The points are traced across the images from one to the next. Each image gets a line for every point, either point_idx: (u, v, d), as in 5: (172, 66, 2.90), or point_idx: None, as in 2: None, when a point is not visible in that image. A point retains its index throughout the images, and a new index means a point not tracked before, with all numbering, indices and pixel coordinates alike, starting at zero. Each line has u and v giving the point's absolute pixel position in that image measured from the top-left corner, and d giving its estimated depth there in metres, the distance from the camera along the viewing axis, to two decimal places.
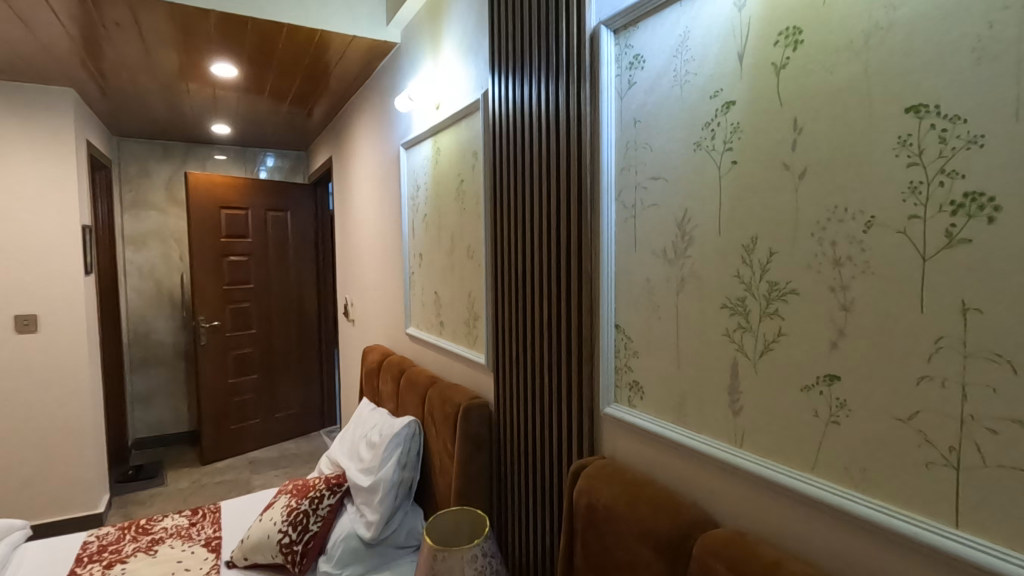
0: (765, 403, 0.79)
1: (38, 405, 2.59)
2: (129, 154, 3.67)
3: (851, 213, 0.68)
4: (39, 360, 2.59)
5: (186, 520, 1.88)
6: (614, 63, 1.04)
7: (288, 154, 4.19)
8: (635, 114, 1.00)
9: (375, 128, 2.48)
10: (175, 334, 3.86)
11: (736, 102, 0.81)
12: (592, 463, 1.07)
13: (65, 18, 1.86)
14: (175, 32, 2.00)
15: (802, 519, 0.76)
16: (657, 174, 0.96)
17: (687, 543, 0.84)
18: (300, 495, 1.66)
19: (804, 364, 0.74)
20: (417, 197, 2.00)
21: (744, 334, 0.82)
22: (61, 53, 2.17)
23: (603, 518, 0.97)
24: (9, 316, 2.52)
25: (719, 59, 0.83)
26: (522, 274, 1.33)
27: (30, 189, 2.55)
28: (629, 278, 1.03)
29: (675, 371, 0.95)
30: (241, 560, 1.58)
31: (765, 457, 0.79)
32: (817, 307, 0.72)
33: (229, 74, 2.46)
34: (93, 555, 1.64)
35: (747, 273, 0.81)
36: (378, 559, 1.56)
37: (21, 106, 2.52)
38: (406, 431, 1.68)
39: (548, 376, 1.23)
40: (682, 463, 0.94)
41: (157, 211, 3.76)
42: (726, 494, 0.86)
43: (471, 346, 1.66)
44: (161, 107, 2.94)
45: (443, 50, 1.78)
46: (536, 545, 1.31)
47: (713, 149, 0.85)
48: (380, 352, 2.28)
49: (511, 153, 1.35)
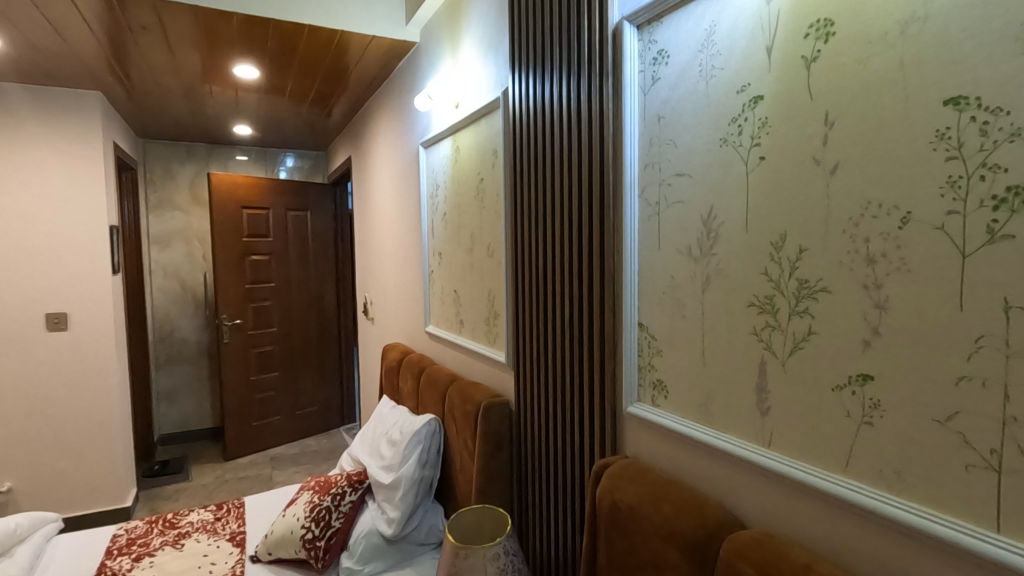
0: (795, 404, 0.77)
1: (68, 401, 2.66)
2: (154, 155, 3.74)
3: (885, 209, 0.66)
4: (68, 357, 2.65)
5: (211, 514, 1.91)
6: (637, 59, 1.03)
7: (308, 154, 4.24)
8: (658, 110, 0.99)
9: (394, 128, 2.49)
10: (199, 332, 3.93)
11: (764, 96, 0.80)
12: (614, 463, 1.07)
13: (93, 24, 1.91)
14: (198, 34, 2.03)
15: (833, 522, 0.74)
16: (681, 171, 0.95)
17: (714, 544, 0.84)
18: (322, 491, 1.67)
19: (834, 364, 0.72)
20: (437, 196, 2.01)
21: (773, 333, 0.80)
22: (90, 58, 2.22)
23: (627, 517, 0.96)
24: (41, 314, 2.60)
25: (747, 53, 0.82)
26: (543, 270, 1.32)
27: (60, 190, 2.61)
28: (652, 276, 1.02)
29: (701, 371, 0.93)
30: (266, 555, 1.60)
31: (795, 458, 0.78)
32: (849, 305, 0.70)
33: (251, 76, 2.49)
34: (122, 548, 1.68)
35: (775, 271, 0.79)
36: (400, 555, 1.58)
37: (50, 109, 2.58)
38: (426, 429, 1.68)
39: (569, 374, 1.23)
40: (709, 464, 0.93)
41: (181, 211, 3.83)
42: (754, 496, 0.85)
43: (490, 344, 1.66)
44: (184, 109, 2.99)
45: (462, 49, 1.78)
46: (558, 544, 1.30)
47: (740, 145, 0.84)
48: (399, 350, 2.29)
49: (532, 150, 1.35)
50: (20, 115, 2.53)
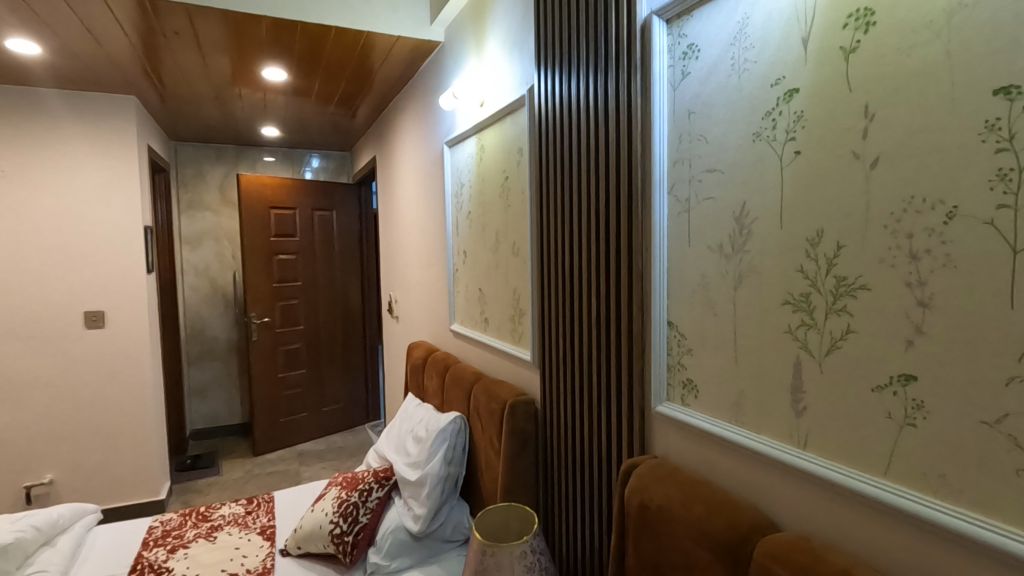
0: (833, 404, 0.75)
1: (105, 396, 2.75)
2: (186, 157, 3.84)
3: (929, 203, 0.64)
4: (106, 354, 2.74)
5: (242, 508, 1.96)
6: (667, 54, 1.01)
7: (333, 155, 4.29)
8: (689, 105, 0.97)
9: (419, 128, 2.51)
10: (228, 329, 4.02)
11: (800, 90, 0.78)
12: (643, 463, 1.05)
13: (129, 29, 1.96)
14: (228, 38, 2.07)
15: (872, 526, 0.72)
16: (713, 167, 0.93)
17: (748, 547, 0.82)
18: (350, 487, 1.69)
19: (874, 363, 0.70)
20: (461, 194, 2.01)
21: (809, 331, 0.78)
22: (125, 63, 2.29)
23: (656, 518, 0.95)
24: (80, 312, 2.68)
25: (782, 45, 0.80)
26: (569, 267, 1.31)
27: (97, 192, 2.69)
28: (682, 274, 1.01)
29: (733, 370, 0.92)
30: (295, 549, 1.63)
31: (832, 460, 0.76)
32: (891, 303, 0.68)
33: (279, 78, 2.53)
34: (158, 539, 1.73)
35: (812, 268, 0.77)
36: (426, 552, 1.59)
37: (88, 113, 2.67)
38: (452, 427, 1.69)
39: (596, 372, 1.22)
40: (740, 464, 0.91)
41: (211, 211, 3.91)
42: (789, 498, 0.83)
43: (516, 342, 1.66)
44: (214, 112, 3.06)
45: (487, 48, 1.78)
46: (584, 543, 1.30)
47: (774, 139, 0.82)
48: (424, 348, 2.30)
49: (558, 147, 1.34)
50: (59, 120, 2.62)
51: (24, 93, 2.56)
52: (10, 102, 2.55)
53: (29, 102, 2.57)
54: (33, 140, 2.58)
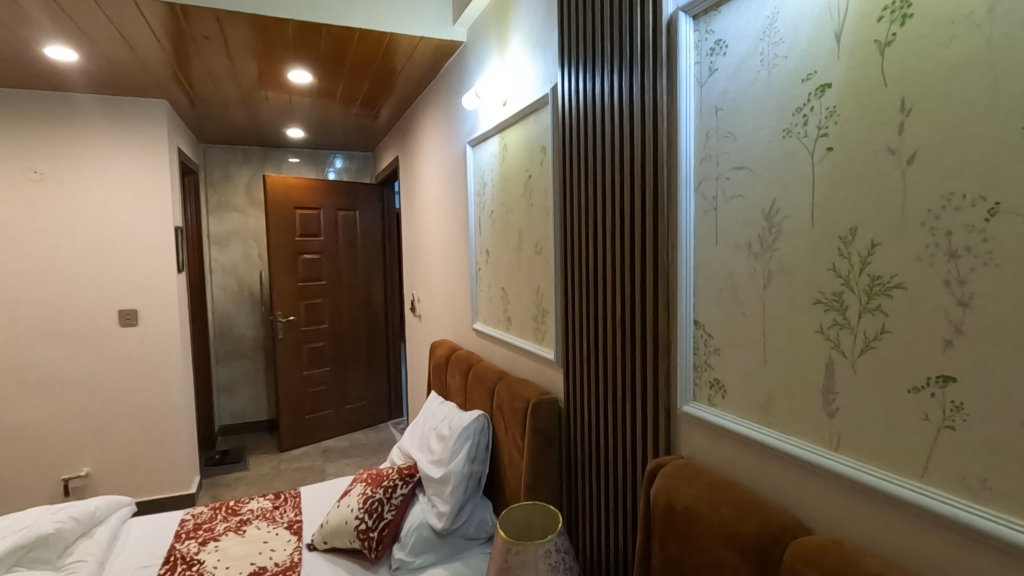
0: (868, 405, 0.74)
1: (138, 392, 2.83)
2: (214, 159, 3.92)
3: (970, 200, 0.62)
4: (139, 351, 2.82)
5: (270, 503, 2.00)
6: (693, 50, 1.00)
7: (356, 155, 4.34)
8: (716, 102, 0.97)
9: (442, 127, 2.52)
10: (255, 328, 4.10)
11: (832, 84, 0.76)
12: (669, 463, 1.05)
13: (160, 34, 2.01)
14: (256, 41, 2.11)
15: (907, 530, 0.71)
16: (741, 164, 0.92)
17: (778, 550, 0.81)
18: (375, 484, 1.71)
19: (911, 363, 0.69)
20: (484, 193, 2.02)
21: (842, 331, 0.77)
22: (157, 68, 2.35)
23: (683, 518, 0.94)
24: (114, 310, 2.77)
25: (813, 39, 0.79)
26: (594, 265, 1.31)
27: (129, 193, 2.77)
28: (709, 273, 1.00)
29: (762, 370, 0.90)
30: (322, 543, 1.65)
31: (866, 463, 0.74)
32: (929, 303, 0.66)
33: (304, 80, 2.57)
34: (190, 532, 1.77)
35: (844, 266, 0.76)
36: (449, 548, 1.60)
37: (121, 118, 2.75)
38: (475, 425, 1.70)
39: (620, 371, 1.21)
40: (770, 466, 0.90)
41: (238, 212, 3.99)
42: (821, 501, 0.82)
43: (539, 341, 1.66)
44: (242, 114, 3.12)
45: (510, 48, 1.78)
46: (609, 544, 1.29)
47: (805, 136, 0.81)
48: (447, 347, 2.32)
49: (582, 145, 1.34)
50: (93, 124, 2.70)
51: (61, 98, 2.65)
52: (46, 107, 2.63)
53: (65, 107, 2.65)
54: (69, 144, 2.67)
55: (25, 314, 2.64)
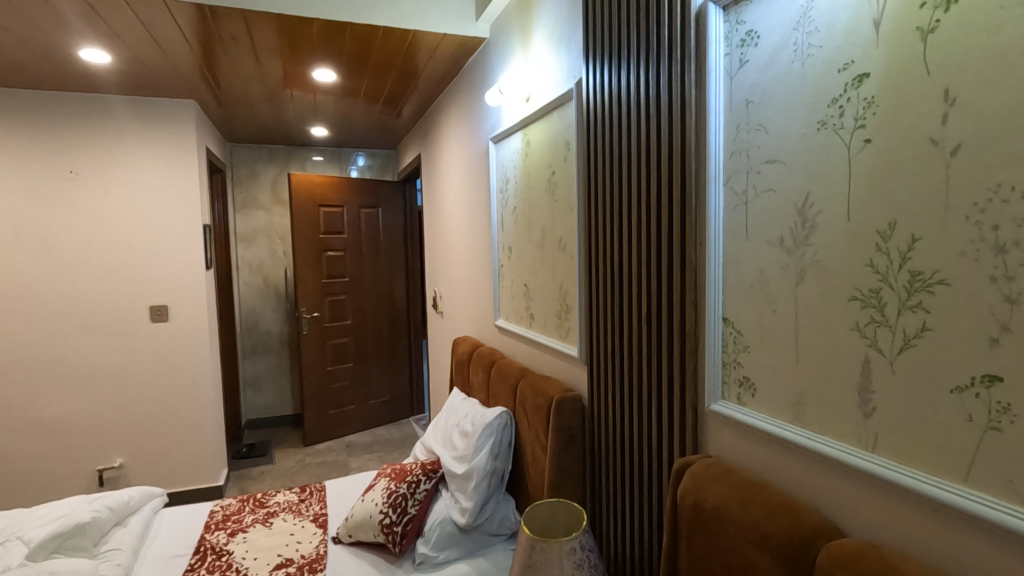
0: (906, 405, 0.72)
1: (168, 386, 2.90)
2: (240, 158, 3.99)
3: (1018, 192, 0.59)
4: (169, 346, 2.88)
5: (296, 496, 2.03)
6: (723, 41, 0.99)
7: (378, 154, 4.38)
8: (747, 94, 0.95)
9: (464, 125, 2.52)
10: (280, 324, 4.17)
11: (870, 74, 0.74)
12: (696, 462, 1.03)
13: (189, 35, 2.04)
14: (281, 41, 2.13)
15: (949, 535, 0.68)
16: (773, 158, 0.90)
17: (811, 552, 0.79)
18: (398, 479, 1.72)
19: (954, 362, 0.66)
20: (507, 190, 2.02)
21: (879, 329, 0.75)
22: (186, 68, 2.39)
23: (712, 518, 0.93)
24: (145, 307, 2.84)
25: (851, 28, 0.76)
26: (619, 261, 1.29)
27: (159, 192, 2.83)
28: (738, 269, 0.98)
29: (795, 370, 0.88)
30: (347, 537, 1.67)
31: (906, 465, 0.72)
32: (974, 299, 0.64)
33: (329, 79, 2.59)
34: (219, 523, 1.81)
35: (882, 262, 0.74)
36: (472, 544, 1.61)
37: (152, 118, 2.81)
38: (498, 421, 1.70)
39: (646, 367, 1.20)
40: (802, 467, 0.88)
41: (264, 210, 4.06)
42: (856, 503, 0.79)
43: (563, 339, 1.65)
44: (267, 113, 3.16)
45: (534, 43, 1.77)
46: (634, 542, 1.28)
47: (841, 127, 0.78)
48: (469, 344, 2.33)
49: (607, 140, 1.32)
50: (125, 124, 2.77)
51: (94, 100, 2.72)
52: (80, 109, 2.70)
53: (97, 108, 2.72)
54: (102, 144, 2.74)
55: (61, 310, 2.72)
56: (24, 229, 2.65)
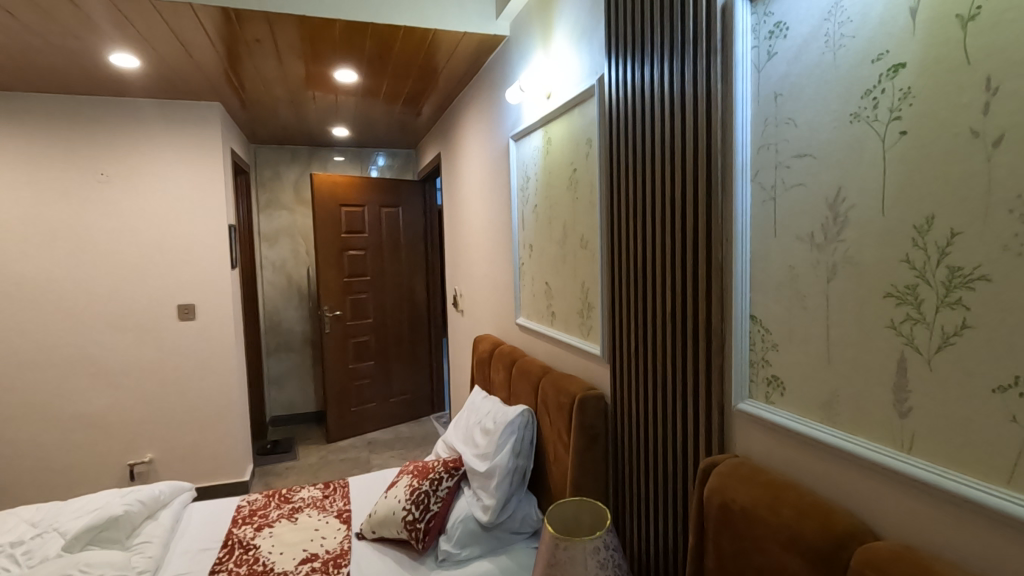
0: (943, 404, 0.70)
1: (195, 383, 2.96)
2: (264, 159, 4.05)
3: None
4: (196, 344, 2.94)
5: (320, 492, 2.06)
6: (750, 34, 0.97)
7: (398, 153, 4.41)
8: (775, 88, 0.93)
9: (484, 123, 2.52)
10: (303, 322, 4.23)
11: (906, 64, 0.72)
12: (723, 462, 1.02)
13: (215, 38, 2.08)
14: (304, 43, 2.16)
15: (990, 540, 0.66)
16: (803, 152, 0.88)
17: (844, 555, 0.77)
18: (421, 476, 1.73)
19: (996, 361, 0.64)
20: (528, 188, 2.01)
21: (916, 326, 0.73)
22: (212, 71, 2.44)
23: (739, 518, 0.92)
24: (173, 305, 2.90)
25: (885, 18, 0.74)
26: (643, 257, 1.28)
27: (186, 193, 2.89)
28: (767, 265, 0.97)
29: (826, 368, 0.86)
30: (370, 533, 1.69)
31: (945, 466, 0.70)
32: (1016, 296, 0.62)
33: (350, 79, 2.62)
34: (246, 518, 1.84)
35: (919, 257, 0.72)
36: (495, 541, 1.61)
37: (178, 120, 2.86)
38: (520, 419, 1.70)
39: (670, 365, 1.18)
40: (833, 468, 0.86)
41: (287, 210, 4.12)
42: (890, 505, 0.77)
43: (585, 336, 1.64)
44: (290, 114, 3.20)
45: (554, 41, 1.76)
46: (658, 542, 1.27)
47: (875, 119, 0.76)
48: (490, 342, 2.33)
49: (630, 135, 1.31)
50: (153, 127, 2.83)
51: (124, 104, 2.79)
52: (110, 112, 2.77)
53: (127, 112, 2.79)
54: (131, 147, 2.81)
55: (93, 308, 2.80)
56: (58, 231, 2.73)
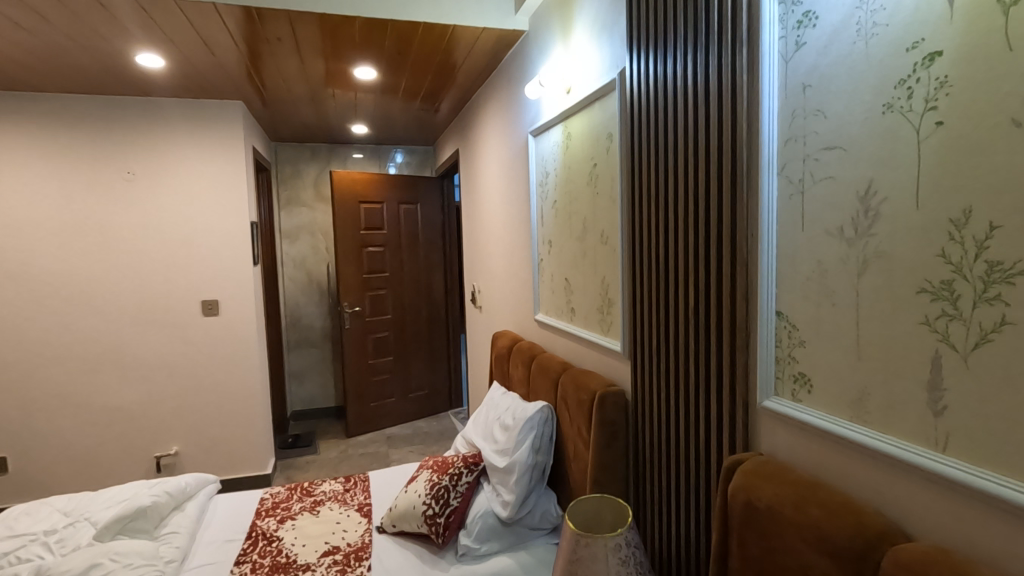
0: (980, 404, 0.68)
1: (219, 378, 3.01)
2: (284, 156, 4.10)
3: None
4: (219, 338, 2.99)
5: (341, 485, 2.08)
6: (778, 24, 0.95)
7: (416, 150, 4.43)
8: (804, 79, 0.91)
9: (503, 119, 2.52)
10: (323, 318, 4.28)
11: (943, 53, 0.70)
12: (748, 460, 1.00)
13: (237, 37, 2.11)
14: (324, 41, 2.18)
15: None
16: (833, 144, 0.86)
17: (874, 556, 0.76)
18: (440, 471, 1.74)
19: None
20: (547, 183, 2.00)
21: (952, 322, 0.71)
22: (233, 69, 2.46)
23: (765, 517, 0.90)
24: (197, 301, 2.96)
25: (921, 5, 0.72)
26: (665, 253, 1.27)
27: (208, 190, 2.94)
28: (794, 261, 0.95)
29: (855, 366, 0.85)
30: (391, 527, 1.70)
31: (983, 467, 0.68)
32: None
33: (369, 77, 2.63)
34: (269, 510, 1.87)
35: (956, 252, 0.70)
36: (514, 537, 1.62)
37: (200, 118, 2.91)
38: (539, 415, 1.70)
39: (692, 361, 1.17)
40: (863, 468, 0.84)
41: (307, 207, 4.17)
42: (924, 506, 0.76)
43: (605, 333, 1.64)
44: (310, 112, 3.23)
45: (574, 36, 1.75)
46: (679, 540, 1.26)
47: (910, 110, 0.74)
48: (508, 338, 2.33)
49: (653, 129, 1.29)
50: (176, 125, 2.88)
51: (148, 103, 2.84)
52: (135, 112, 2.82)
53: (151, 110, 2.84)
54: (156, 145, 2.86)
55: (120, 304, 2.87)
56: (87, 228, 2.80)
